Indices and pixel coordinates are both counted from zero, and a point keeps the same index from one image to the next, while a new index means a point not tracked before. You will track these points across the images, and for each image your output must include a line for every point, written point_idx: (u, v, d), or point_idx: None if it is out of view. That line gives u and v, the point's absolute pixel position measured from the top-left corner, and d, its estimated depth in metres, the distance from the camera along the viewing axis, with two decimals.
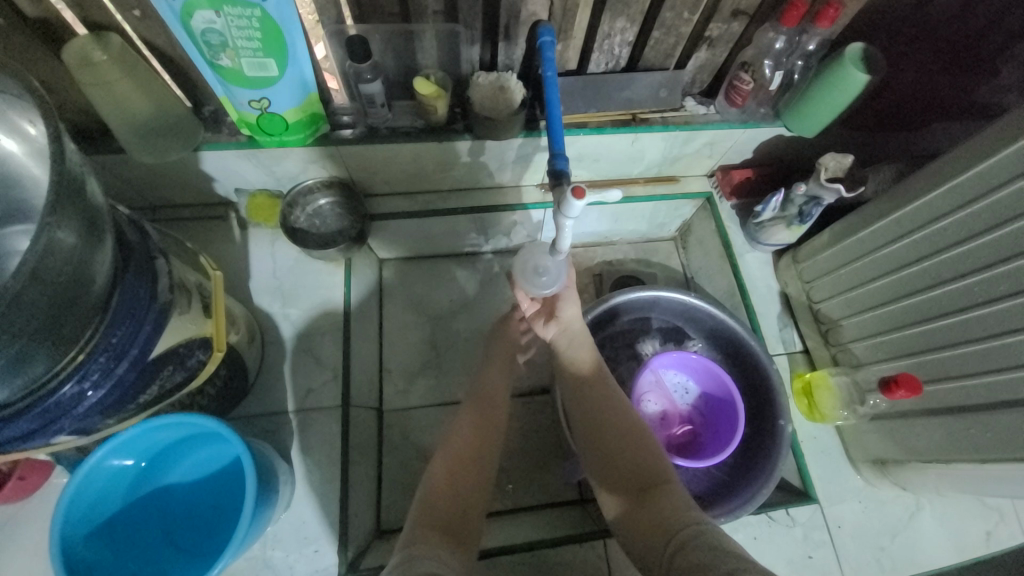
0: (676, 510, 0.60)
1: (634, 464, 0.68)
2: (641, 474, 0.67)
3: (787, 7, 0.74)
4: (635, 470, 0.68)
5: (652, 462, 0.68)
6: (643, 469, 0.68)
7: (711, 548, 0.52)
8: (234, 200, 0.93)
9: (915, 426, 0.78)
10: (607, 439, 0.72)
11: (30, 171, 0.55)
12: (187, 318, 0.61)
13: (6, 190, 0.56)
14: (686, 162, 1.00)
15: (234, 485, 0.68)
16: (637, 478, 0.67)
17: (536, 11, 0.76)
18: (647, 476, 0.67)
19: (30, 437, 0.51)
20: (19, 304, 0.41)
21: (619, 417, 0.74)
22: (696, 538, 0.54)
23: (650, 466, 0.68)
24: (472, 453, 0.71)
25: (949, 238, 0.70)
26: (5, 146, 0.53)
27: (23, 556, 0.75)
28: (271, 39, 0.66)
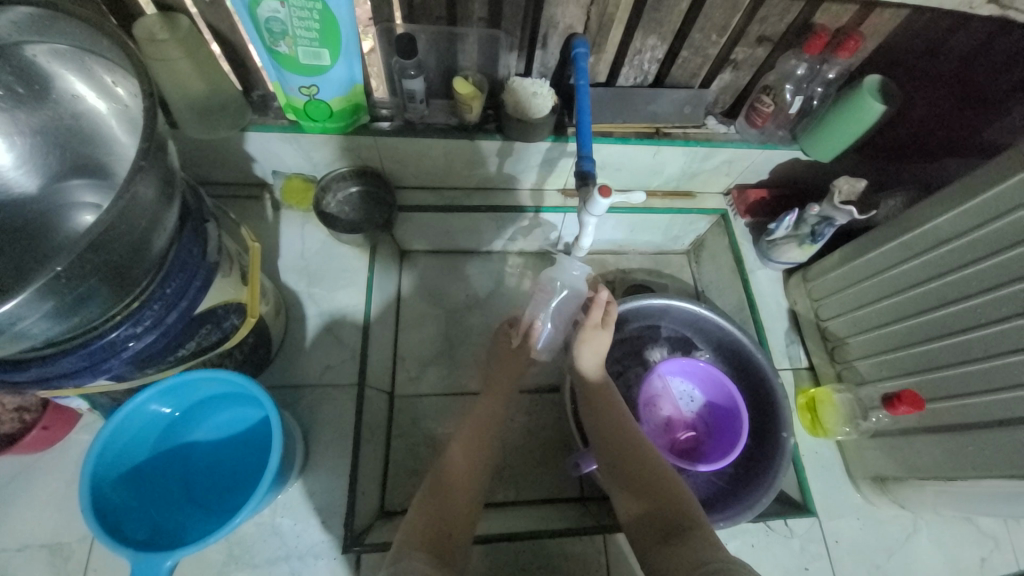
0: (702, 546, 0.60)
1: (657, 496, 0.69)
2: (665, 508, 0.67)
3: (811, 36, 0.79)
4: (659, 503, 0.68)
5: (675, 495, 0.68)
6: (667, 502, 0.68)
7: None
8: (270, 181, 0.98)
9: (915, 443, 0.80)
10: (629, 467, 0.73)
11: (111, 130, 0.63)
12: (228, 281, 0.64)
13: (87, 148, 0.63)
14: (704, 178, 1.04)
15: (256, 447, 0.72)
16: (660, 511, 0.67)
17: (573, 24, 0.81)
18: (672, 511, 0.67)
19: (79, 374, 0.54)
20: (99, 245, 0.45)
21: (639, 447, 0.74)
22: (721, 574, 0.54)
23: (674, 500, 0.68)
24: (459, 472, 0.75)
25: (954, 262, 0.73)
26: (95, 106, 0.62)
27: (39, 505, 0.78)
28: (328, 31, 0.71)
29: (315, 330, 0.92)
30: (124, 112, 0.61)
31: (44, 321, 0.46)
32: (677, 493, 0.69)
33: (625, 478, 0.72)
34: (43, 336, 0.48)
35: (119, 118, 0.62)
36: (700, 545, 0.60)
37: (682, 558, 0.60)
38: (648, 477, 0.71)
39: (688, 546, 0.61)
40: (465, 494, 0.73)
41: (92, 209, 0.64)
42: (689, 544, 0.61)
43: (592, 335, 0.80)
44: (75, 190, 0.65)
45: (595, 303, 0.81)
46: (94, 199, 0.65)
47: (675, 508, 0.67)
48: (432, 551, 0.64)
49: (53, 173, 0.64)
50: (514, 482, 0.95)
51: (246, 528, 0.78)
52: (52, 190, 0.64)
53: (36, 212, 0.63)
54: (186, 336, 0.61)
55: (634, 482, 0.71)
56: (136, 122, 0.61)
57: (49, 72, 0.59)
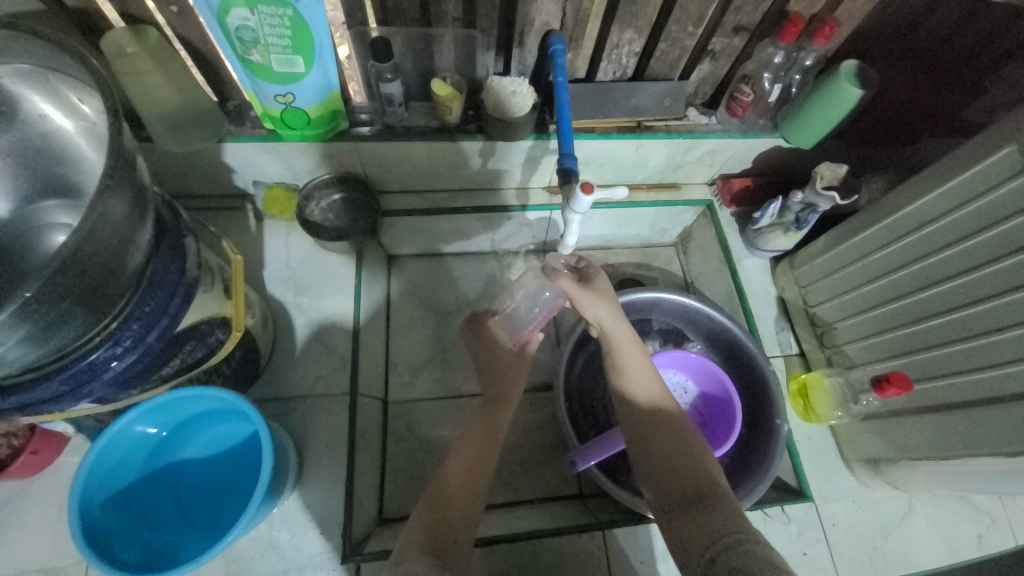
0: (724, 518, 0.54)
1: (672, 460, 0.61)
2: (679, 474, 0.60)
3: (786, 24, 0.78)
4: (674, 467, 0.61)
5: (693, 457, 0.61)
6: (682, 466, 0.60)
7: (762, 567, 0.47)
8: (252, 191, 0.96)
9: (906, 424, 0.81)
10: (644, 423, 0.65)
11: (78, 148, 0.61)
12: (210, 296, 0.64)
13: (57, 168, 0.62)
14: (688, 169, 1.04)
15: (248, 461, 0.71)
16: (675, 475, 0.60)
17: (548, 21, 0.81)
18: (688, 475, 0.60)
19: (61, 398, 0.53)
20: (71, 265, 0.44)
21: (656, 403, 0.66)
22: (741, 554, 0.50)
23: (691, 464, 0.61)
24: (455, 478, 0.74)
25: (938, 242, 0.74)
26: (63, 124, 0.60)
27: (30, 530, 0.76)
28: (300, 38, 0.70)
29: (304, 340, 0.91)
30: (92, 129, 0.60)
31: (19, 346, 0.45)
32: (694, 454, 0.61)
33: (637, 438, 0.64)
34: (20, 361, 0.47)
35: (87, 136, 0.60)
36: (720, 518, 0.54)
37: (699, 532, 0.54)
38: (662, 438, 0.63)
39: (706, 517, 0.55)
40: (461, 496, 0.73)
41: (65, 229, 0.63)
42: (707, 515, 0.55)
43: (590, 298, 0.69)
44: (51, 213, 0.63)
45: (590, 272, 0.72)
46: (67, 219, 0.63)
47: (691, 472, 0.60)
48: (431, 554, 0.64)
49: (23, 196, 0.62)
50: (512, 483, 0.94)
51: (243, 543, 0.77)
52: (23, 213, 0.63)
53: (9, 236, 0.62)
54: (169, 353, 0.60)
55: (647, 440, 0.63)
56: (103, 139, 0.60)
57: (14, 92, 0.58)
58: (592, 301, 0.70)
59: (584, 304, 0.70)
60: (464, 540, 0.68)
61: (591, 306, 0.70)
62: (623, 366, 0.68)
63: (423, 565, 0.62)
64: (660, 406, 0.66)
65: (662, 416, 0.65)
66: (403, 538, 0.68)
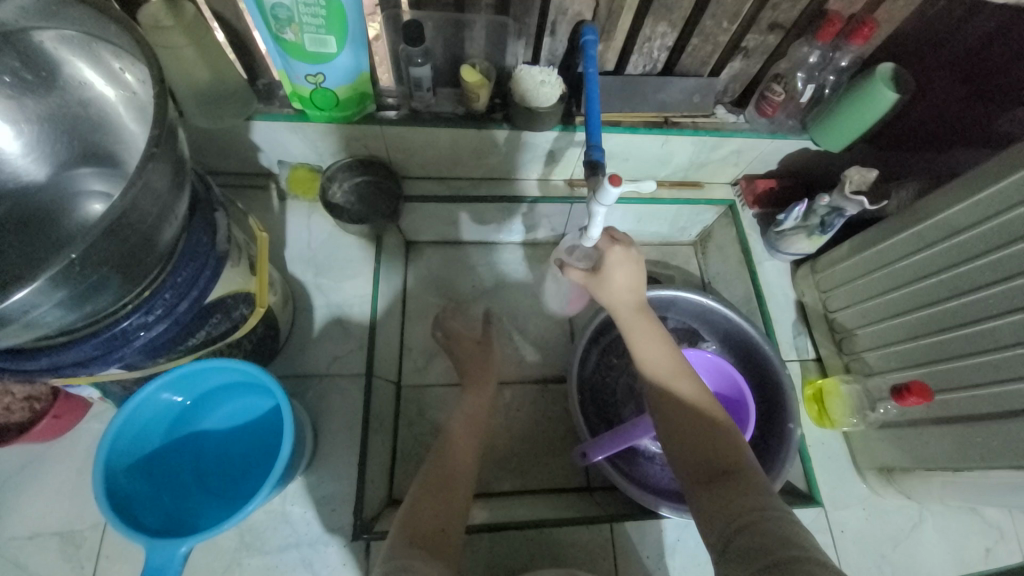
0: (750, 495, 0.54)
1: (699, 437, 0.61)
2: (706, 451, 0.60)
3: (823, 23, 0.77)
4: (702, 444, 0.60)
5: (721, 435, 0.61)
6: (709, 441, 0.60)
7: (785, 545, 0.47)
8: (276, 171, 0.97)
9: (923, 434, 0.80)
10: (670, 396, 0.64)
11: (123, 118, 0.63)
12: (237, 271, 0.64)
13: (102, 137, 0.64)
14: (713, 168, 1.03)
15: (267, 434, 0.72)
16: (703, 451, 0.60)
17: (581, 11, 0.80)
18: (715, 452, 0.59)
19: (92, 362, 0.55)
20: (113, 232, 0.44)
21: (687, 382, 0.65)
22: (765, 531, 0.49)
23: (719, 442, 0.60)
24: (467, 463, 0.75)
25: (968, 252, 0.72)
26: (107, 94, 0.61)
27: (51, 492, 0.78)
28: (335, 18, 0.70)
29: (322, 321, 0.92)
30: (133, 100, 0.61)
31: (57, 310, 0.46)
32: (721, 433, 0.61)
33: (663, 413, 0.64)
34: (56, 324, 0.47)
35: (127, 106, 0.62)
36: (747, 495, 0.54)
37: (724, 506, 0.53)
38: (690, 412, 0.62)
39: (733, 493, 0.54)
40: (471, 482, 0.74)
41: (102, 198, 0.64)
42: (734, 491, 0.54)
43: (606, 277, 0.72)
44: (93, 181, 0.65)
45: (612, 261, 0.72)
46: (103, 187, 0.65)
47: (718, 449, 0.59)
48: (421, 547, 0.61)
49: (62, 161, 0.64)
50: (520, 472, 0.95)
51: (256, 515, 0.79)
52: (61, 178, 0.64)
53: (46, 201, 0.64)
54: (196, 325, 0.61)
55: (673, 414, 0.63)
56: (143, 109, 0.61)
57: (57, 59, 0.58)
58: (603, 285, 0.73)
59: (602, 284, 0.73)
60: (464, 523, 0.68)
61: (604, 289, 0.73)
62: (647, 345, 0.68)
63: (435, 545, 0.63)
64: (685, 380, 0.65)
65: (690, 392, 0.64)
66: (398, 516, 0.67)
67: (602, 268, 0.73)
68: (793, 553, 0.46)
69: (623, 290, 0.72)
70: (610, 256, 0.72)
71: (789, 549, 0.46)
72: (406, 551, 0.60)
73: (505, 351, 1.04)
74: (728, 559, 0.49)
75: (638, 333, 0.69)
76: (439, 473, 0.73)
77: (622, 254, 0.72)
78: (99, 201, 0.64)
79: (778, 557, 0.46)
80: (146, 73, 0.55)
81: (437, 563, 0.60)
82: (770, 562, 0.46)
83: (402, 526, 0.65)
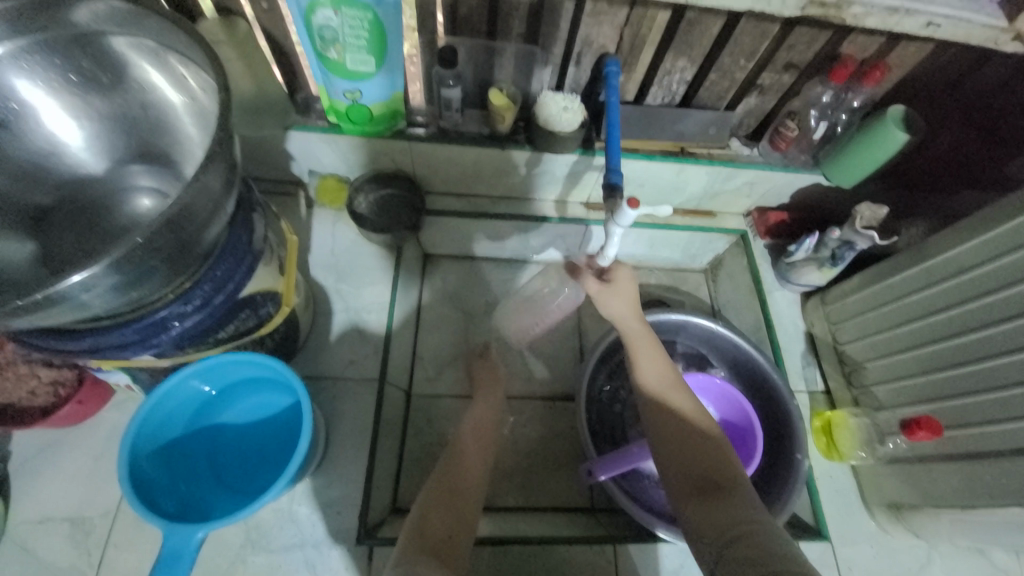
0: (743, 509, 0.54)
1: (694, 449, 0.62)
2: (700, 463, 0.61)
3: (838, 65, 0.80)
4: (696, 456, 0.61)
5: (715, 450, 0.62)
6: (703, 457, 0.61)
7: (776, 555, 0.47)
8: (306, 180, 1.01)
9: (932, 470, 0.80)
10: (664, 408, 0.66)
11: (179, 120, 0.67)
12: (268, 270, 0.68)
13: (159, 137, 0.68)
14: (726, 198, 1.05)
15: (282, 431, 0.74)
16: (696, 463, 0.61)
17: (605, 44, 0.84)
18: (708, 465, 0.60)
19: (129, 346, 0.57)
20: (168, 224, 0.48)
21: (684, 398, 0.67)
22: (756, 543, 0.49)
23: (714, 456, 0.61)
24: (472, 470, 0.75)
25: (975, 290, 0.74)
26: (168, 97, 0.66)
27: (65, 478, 0.80)
28: (376, 41, 0.75)
29: (339, 325, 0.95)
30: (191, 105, 0.65)
31: (107, 294, 0.48)
32: (716, 448, 0.62)
33: (659, 425, 0.65)
34: (103, 307, 0.50)
35: (187, 111, 0.66)
36: (739, 507, 0.54)
37: (717, 518, 0.54)
38: (683, 426, 0.64)
39: (725, 505, 0.55)
40: (477, 491, 0.74)
41: (151, 194, 0.69)
42: (726, 503, 0.55)
43: (612, 292, 0.75)
44: (146, 179, 0.69)
45: (619, 278, 0.76)
46: (155, 185, 0.69)
47: (712, 462, 0.60)
48: (431, 554, 0.62)
49: (119, 158, 0.69)
50: (524, 488, 0.95)
51: (263, 513, 0.80)
52: (117, 173, 0.69)
53: (102, 193, 0.69)
54: (227, 319, 0.64)
55: (669, 429, 0.64)
56: (203, 115, 0.66)
57: (125, 64, 0.63)
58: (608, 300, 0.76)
59: (602, 301, 0.75)
60: (472, 533, 0.69)
61: (606, 304, 0.75)
62: (646, 359, 0.71)
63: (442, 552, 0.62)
64: (677, 395, 0.67)
65: (685, 405, 0.66)
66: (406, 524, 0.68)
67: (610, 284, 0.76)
68: (784, 564, 0.46)
69: (624, 308, 0.75)
70: (619, 274, 0.76)
71: (779, 559, 0.46)
72: (415, 555, 0.61)
73: (515, 365, 1.05)
74: (720, 571, 0.49)
75: (639, 348, 0.72)
76: (447, 481, 0.73)
77: (627, 274, 0.76)
78: (148, 198, 0.68)
79: (771, 567, 0.46)
80: (208, 81, 0.60)
81: (442, 572, 0.60)
82: (762, 573, 0.46)
83: (413, 530, 0.66)
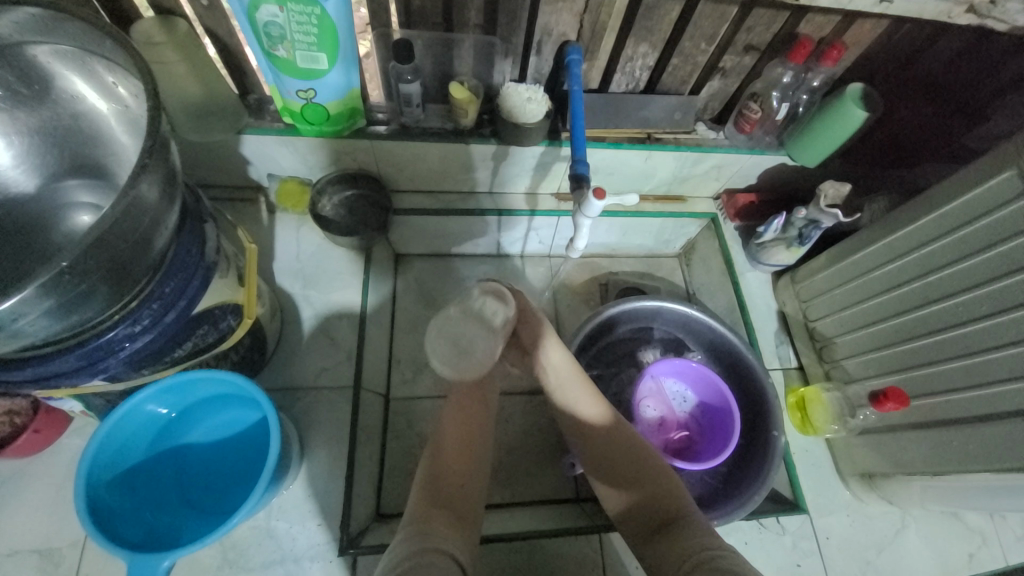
0: (697, 538, 0.61)
1: (648, 493, 0.69)
2: (659, 502, 0.68)
3: (796, 46, 0.80)
4: (651, 498, 0.69)
5: (667, 490, 0.69)
6: (656, 497, 0.69)
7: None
8: (266, 184, 0.97)
9: (901, 439, 0.82)
10: (613, 462, 0.73)
11: (111, 130, 0.64)
12: (226, 282, 0.65)
13: (91, 149, 0.65)
14: (695, 182, 1.06)
15: (251, 447, 0.72)
16: (652, 505, 0.68)
17: (565, 32, 0.82)
18: (664, 506, 0.68)
19: (76, 372, 0.54)
20: (102, 241, 0.45)
21: (629, 441, 0.73)
22: (714, 566, 0.55)
23: (669, 493, 0.69)
24: None
25: (935, 263, 0.76)
26: (98, 107, 0.63)
27: (26, 510, 0.76)
28: (326, 37, 0.72)
29: (310, 332, 0.92)
30: (125, 113, 0.62)
31: (43, 319, 0.46)
32: (668, 487, 0.69)
33: (613, 475, 0.72)
34: (42, 334, 0.47)
35: (119, 119, 0.63)
36: (696, 536, 0.62)
37: (676, 552, 0.61)
38: (636, 474, 0.71)
39: (683, 539, 0.62)
40: (478, 488, 0.70)
41: (89, 210, 0.66)
42: (683, 536, 0.62)
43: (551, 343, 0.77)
44: (78, 194, 0.66)
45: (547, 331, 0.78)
46: (91, 199, 0.66)
47: (667, 503, 0.68)
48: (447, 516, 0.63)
49: (51, 173, 0.65)
50: (510, 483, 0.95)
51: (240, 531, 0.77)
52: (49, 190, 0.65)
53: (33, 213, 0.65)
54: (182, 336, 0.61)
55: (623, 479, 0.71)
56: (136, 123, 0.63)
57: (50, 73, 0.59)
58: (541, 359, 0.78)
59: (542, 349, 0.77)
60: (477, 532, 0.65)
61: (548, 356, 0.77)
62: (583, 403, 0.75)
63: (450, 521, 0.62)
64: (624, 440, 0.73)
65: (631, 451, 0.73)
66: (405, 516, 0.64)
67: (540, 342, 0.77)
68: None
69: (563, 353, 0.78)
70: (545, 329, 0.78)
71: None
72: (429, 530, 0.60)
73: None
74: None
75: (574, 396, 0.76)
76: (442, 474, 0.69)
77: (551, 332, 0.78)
78: (87, 213, 0.65)
79: None
80: (139, 87, 0.57)
81: None
82: None
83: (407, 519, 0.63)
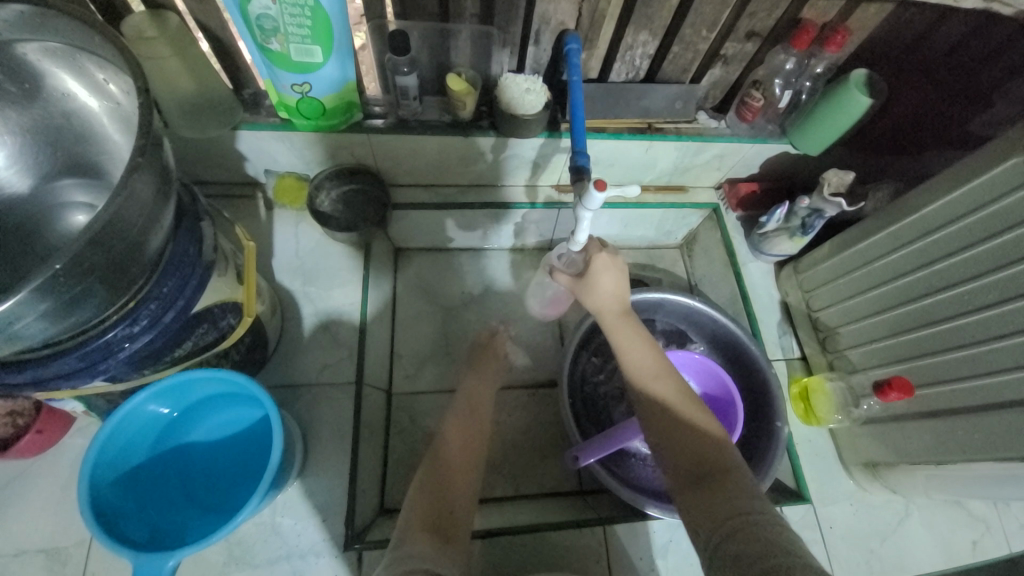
0: (737, 499, 0.56)
1: (685, 441, 0.63)
2: (696, 452, 0.62)
3: (799, 32, 0.79)
4: (687, 447, 0.63)
5: (706, 441, 0.63)
6: (695, 448, 0.62)
7: (773, 547, 0.49)
8: (263, 180, 0.97)
9: (906, 429, 0.82)
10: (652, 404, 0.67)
11: (102, 127, 0.63)
12: (224, 280, 0.64)
13: (83, 147, 0.64)
14: (696, 172, 1.04)
15: (255, 444, 0.72)
16: (688, 454, 0.62)
17: (564, 21, 0.81)
18: (702, 456, 0.62)
19: (75, 374, 0.54)
20: (97, 242, 0.44)
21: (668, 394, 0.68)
22: (751, 536, 0.51)
23: (708, 446, 0.62)
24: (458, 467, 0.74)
25: (942, 251, 0.75)
26: (89, 104, 0.62)
27: (32, 509, 0.76)
28: (320, 29, 0.70)
29: (312, 329, 0.92)
30: (117, 110, 0.61)
31: (38, 322, 0.45)
32: (707, 436, 0.63)
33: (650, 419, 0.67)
34: (39, 337, 0.47)
35: (110, 117, 0.62)
36: (738, 496, 0.56)
37: (712, 510, 0.56)
38: (675, 422, 0.65)
39: (723, 495, 0.57)
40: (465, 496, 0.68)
41: (84, 209, 0.65)
42: (722, 493, 0.57)
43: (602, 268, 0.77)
44: (72, 194, 0.66)
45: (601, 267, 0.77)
46: (85, 199, 0.66)
47: (704, 452, 0.62)
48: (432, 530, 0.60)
49: (45, 173, 0.65)
50: (513, 476, 0.95)
51: (245, 528, 0.78)
52: (43, 190, 0.65)
53: (28, 214, 0.64)
54: (181, 336, 0.61)
55: (660, 424, 0.66)
56: (128, 120, 0.62)
57: (40, 71, 0.58)
58: (589, 288, 0.78)
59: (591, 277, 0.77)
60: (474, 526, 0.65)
61: (597, 284, 0.77)
62: (632, 351, 0.72)
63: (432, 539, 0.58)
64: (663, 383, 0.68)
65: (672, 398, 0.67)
66: (405, 515, 0.64)
67: (587, 274, 0.78)
68: (781, 561, 0.47)
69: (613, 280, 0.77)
70: (596, 261, 0.77)
71: (772, 556, 0.48)
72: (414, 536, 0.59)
73: None
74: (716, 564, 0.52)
75: (624, 342, 0.73)
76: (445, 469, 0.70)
77: (606, 260, 0.77)
78: (81, 213, 0.65)
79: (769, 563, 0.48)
80: (129, 82, 0.56)
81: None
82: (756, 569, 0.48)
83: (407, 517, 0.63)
